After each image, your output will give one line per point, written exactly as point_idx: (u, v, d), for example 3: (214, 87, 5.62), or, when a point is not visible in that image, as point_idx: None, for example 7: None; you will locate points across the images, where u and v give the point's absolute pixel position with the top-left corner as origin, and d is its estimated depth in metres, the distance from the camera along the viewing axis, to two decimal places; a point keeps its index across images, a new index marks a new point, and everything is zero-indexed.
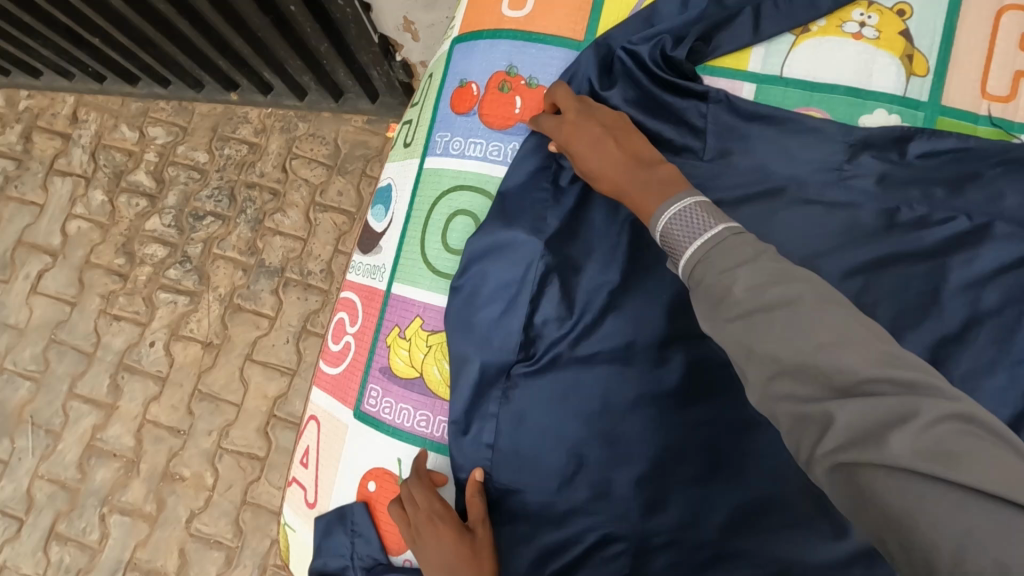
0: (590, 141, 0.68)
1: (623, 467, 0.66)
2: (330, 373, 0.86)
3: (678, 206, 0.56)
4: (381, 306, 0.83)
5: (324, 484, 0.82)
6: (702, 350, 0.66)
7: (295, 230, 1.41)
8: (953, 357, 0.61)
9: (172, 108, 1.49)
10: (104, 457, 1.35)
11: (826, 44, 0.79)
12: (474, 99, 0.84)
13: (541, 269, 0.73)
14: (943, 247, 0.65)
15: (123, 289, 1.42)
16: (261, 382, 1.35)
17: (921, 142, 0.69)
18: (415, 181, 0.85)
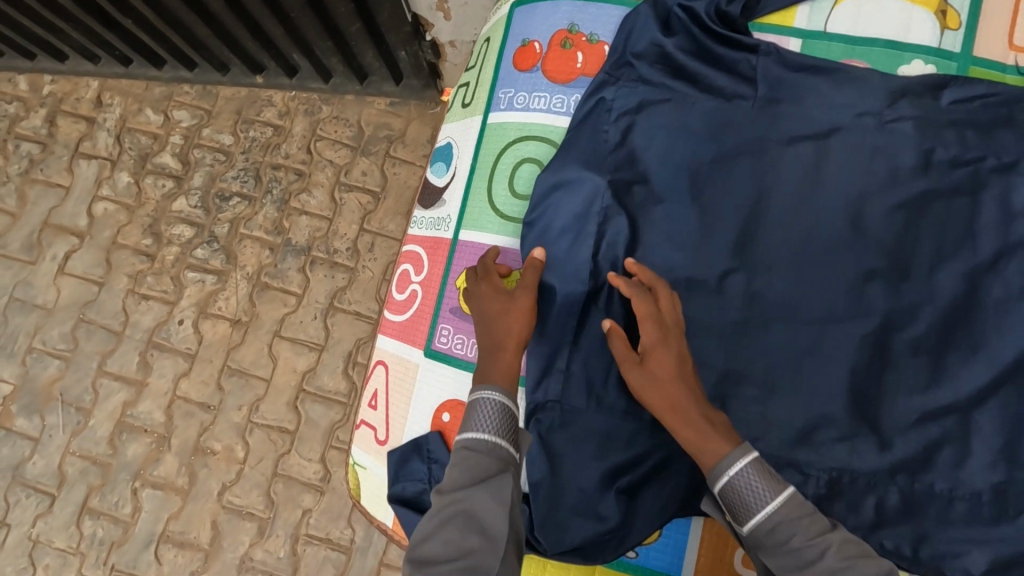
0: (672, 361, 0.69)
1: (694, 387, 0.75)
2: (396, 321, 0.91)
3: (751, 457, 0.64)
4: (448, 254, 0.88)
5: (396, 421, 0.86)
6: (760, 285, 0.75)
7: (320, 210, 1.44)
8: (987, 284, 0.72)
9: (196, 91, 1.52)
10: (135, 433, 1.38)
11: (869, 4, 0.84)
12: (536, 58, 0.87)
13: (607, 203, 0.78)
14: (975, 185, 0.73)
15: (151, 269, 1.45)
16: (290, 357, 1.38)
17: (955, 89, 0.76)
18: (479, 136, 0.89)
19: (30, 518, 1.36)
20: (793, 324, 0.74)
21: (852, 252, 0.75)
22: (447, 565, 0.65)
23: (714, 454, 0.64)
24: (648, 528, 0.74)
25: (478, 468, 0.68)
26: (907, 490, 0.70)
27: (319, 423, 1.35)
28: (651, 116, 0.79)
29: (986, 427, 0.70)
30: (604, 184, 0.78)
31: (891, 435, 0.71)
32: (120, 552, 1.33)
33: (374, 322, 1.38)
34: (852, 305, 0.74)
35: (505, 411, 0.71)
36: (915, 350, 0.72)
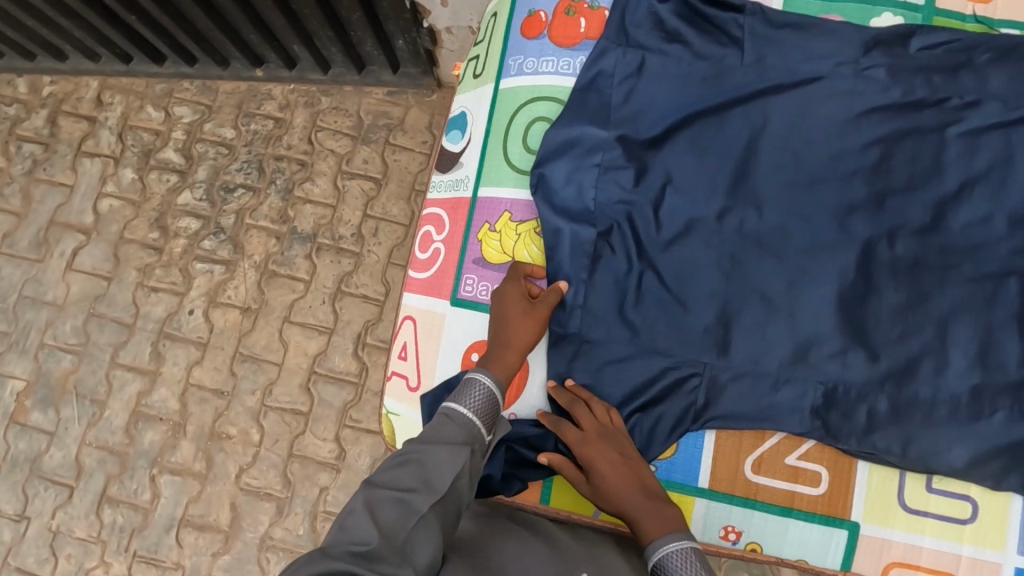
0: (607, 466, 0.75)
1: (698, 317, 0.80)
2: (419, 279, 0.92)
3: (677, 543, 0.68)
4: (469, 210, 0.91)
5: (427, 367, 0.87)
6: (754, 221, 0.81)
7: (324, 198, 1.48)
8: (953, 210, 0.79)
9: (196, 88, 1.55)
10: (151, 421, 1.41)
11: None
12: (543, 25, 0.92)
13: (611, 155, 0.83)
14: (943, 123, 0.80)
15: (159, 262, 1.48)
16: (301, 340, 1.42)
17: (921, 37, 0.82)
18: (493, 102, 0.93)
19: (49, 510, 1.39)
20: (785, 255, 0.80)
21: (835, 187, 0.81)
22: (382, 492, 0.65)
23: (651, 533, 0.70)
24: (664, 443, 0.79)
25: (442, 433, 0.70)
26: (896, 399, 0.76)
27: (333, 403, 1.39)
28: (650, 76, 0.85)
29: (961, 338, 0.77)
30: (607, 139, 0.84)
31: (879, 349, 0.78)
32: (141, 538, 1.36)
33: (382, 303, 1.42)
34: (838, 236, 0.80)
35: (488, 404, 0.73)
36: (895, 274, 0.79)
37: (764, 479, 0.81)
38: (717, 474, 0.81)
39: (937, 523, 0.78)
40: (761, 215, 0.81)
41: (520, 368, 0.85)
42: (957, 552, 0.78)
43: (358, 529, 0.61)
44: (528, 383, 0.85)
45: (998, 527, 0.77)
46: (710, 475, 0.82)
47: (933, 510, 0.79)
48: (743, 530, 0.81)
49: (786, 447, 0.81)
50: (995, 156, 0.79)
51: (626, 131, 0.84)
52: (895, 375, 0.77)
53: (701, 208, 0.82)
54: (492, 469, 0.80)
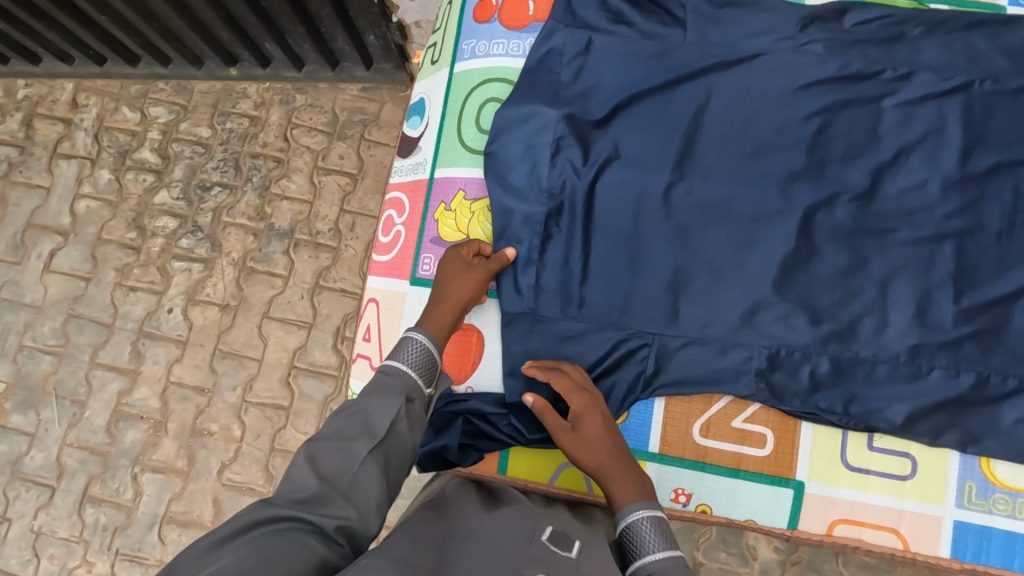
0: (597, 426, 0.76)
1: (648, 287, 0.82)
2: (381, 261, 0.94)
3: (649, 513, 0.68)
4: (427, 192, 0.92)
5: (389, 346, 0.88)
6: (701, 194, 0.83)
7: (301, 194, 1.49)
8: (891, 177, 0.81)
9: (172, 88, 1.56)
10: (132, 420, 1.41)
11: None
12: (495, 9, 0.94)
13: (559, 131, 0.85)
14: (879, 94, 0.83)
15: (137, 261, 1.48)
16: (281, 336, 1.43)
17: (857, 13, 0.85)
18: (448, 85, 0.94)
19: (32, 511, 1.39)
20: (731, 225, 0.82)
21: (777, 158, 0.83)
22: (323, 445, 0.66)
23: (636, 491, 0.72)
24: (617, 410, 0.82)
25: (380, 385, 0.72)
26: (838, 359, 0.79)
27: (313, 397, 1.40)
28: (598, 55, 0.87)
29: (900, 300, 0.79)
30: (555, 116, 0.85)
31: (823, 314, 0.80)
32: (124, 536, 1.36)
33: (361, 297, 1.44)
34: (780, 204, 0.82)
35: (425, 353, 0.75)
36: (837, 241, 0.81)
37: (712, 442, 0.83)
38: (668, 439, 0.83)
39: (880, 481, 0.81)
40: (707, 187, 0.83)
41: (477, 343, 0.87)
42: (900, 507, 0.80)
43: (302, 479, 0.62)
44: (485, 357, 0.87)
45: (937, 482, 0.80)
46: (661, 440, 0.83)
47: (876, 468, 0.81)
48: (694, 493, 0.83)
49: (733, 411, 0.83)
50: (931, 123, 0.81)
51: (575, 109, 0.86)
52: (837, 339, 0.79)
53: (649, 181, 0.84)
54: (448, 439, 0.83)
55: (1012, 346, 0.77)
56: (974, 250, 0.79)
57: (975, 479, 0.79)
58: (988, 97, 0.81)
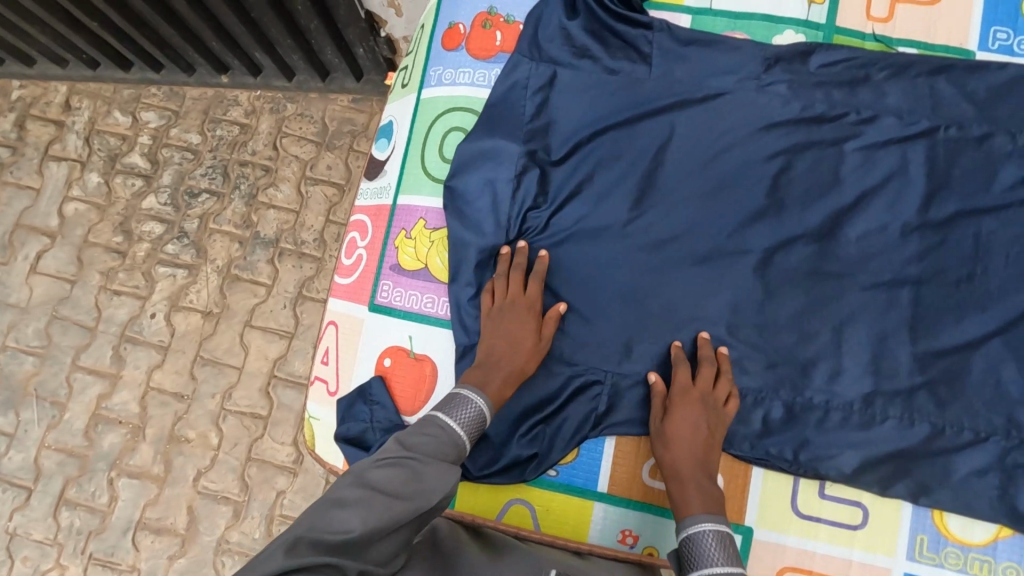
0: (687, 428, 0.76)
1: (603, 326, 0.82)
2: (344, 285, 0.94)
3: (719, 527, 0.69)
4: (389, 217, 0.92)
5: (345, 371, 0.88)
6: (661, 233, 0.83)
7: (288, 203, 1.49)
8: (849, 222, 0.81)
9: (163, 93, 1.56)
10: (110, 424, 1.42)
11: None
12: (468, 40, 0.93)
13: (520, 165, 0.84)
14: (842, 137, 0.82)
15: (123, 265, 1.49)
16: (262, 344, 1.43)
17: (821, 55, 0.83)
18: (415, 115, 0.94)
19: (8, 512, 1.39)
20: (688, 266, 0.82)
21: (737, 198, 0.82)
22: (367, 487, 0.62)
23: (693, 505, 0.72)
24: (564, 448, 0.81)
25: (432, 446, 0.69)
26: (791, 405, 0.79)
27: (291, 407, 1.40)
28: (563, 90, 0.87)
29: (854, 345, 0.79)
30: (516, 152, 0.85)
31: (776, 358, 0.80)
32: (98, 540, 1.36)
33: None
34: (735, 245, 0.82)
35: (477, 418, 0.74)
36: (793, 284, 0.81)
37: (661, 483, 0.82)
38: (616, 478, 0.83)
39: (829, 529, 0.80)
40: (666, 226, 0.83)
41: (427, 375, 0.85)
42: (848, 557, 0.79)
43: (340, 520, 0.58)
44: (434, 390, 0.84)
45: (887, 533, 0.78)
46: (609, 479, 0.83)
47: (827, 516, 0.80)
48: (641, 534, 0.82)
49: None
50: (891, 169, 0.81)
51: (536, 144, 0.85)
52: (788, 382, 0.80)
53: (609, 217, 0.84)
54: None
55: (964, 398, 0.77)
56: (931, 299, 0.79)
57: (927, 531, 0.78)
58: (952, 143, 0.81)
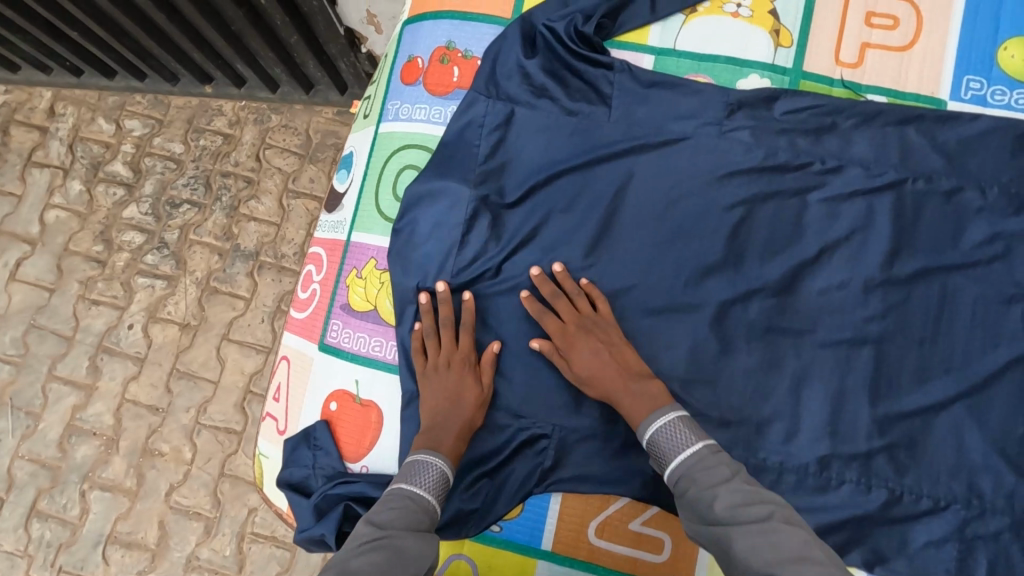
0: (585, 360, 0.76)
1: (553, 375, 0.80)
2: (298, 319, 0.91)
3: (666, 417, 0.71)
4: (343, 254, 0.89)
5: (292, 412, 0.86)
6: (616, 280, 0.81)
7: (269, 215, 1.47)
8: (810, 274, 0.80)
9: (148, 101, 1.54)
10: (84, 435, 1.41)
11: (709, 23, 0.88)
12: (420, 71, 0.91)
13: (470, 207, 0.82)
14: (804, 187, 0.81)
15: (102, 275, 1.47)
16: (238, 358, 1.42)
17: (785, 101, 0.82)
18: (370, 155, 0.92)
19: None
20: (643, 316, 0.80)
21: (696, 246, 0.80)
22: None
23: (638, 416, 0.72)
24: (509, 502, 0.79)
25: (409, 519, 0.68)
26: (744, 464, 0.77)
27: None
28: (520, 132, 0.84)
29: (812, 401, 0.77)
30: (466, 192, 0.82)
31: (731, 416, 0.77)
32: (68, 553, 1.35)
33: None
34: (690, 295, 0.80)
35: (440, 485, 0.72)
36: (750, 336, 0.79)
37: (605, 543, 0.80)
38: (561, 536, 0.81)
39: None
40: (623, 272, 0.81)
41: (372, 422, 0.82)
42: None
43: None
44: (379, 439, 0.81)
45: None
46: (554, 538, 0.81)
47: None
48: None
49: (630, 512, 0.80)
50: (855, 221, 0.80)
51: (489, 187, 0.83)
52: (745, 441, 0.77)
53: (564, 262, 0.81)
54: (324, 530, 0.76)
55: (921, 463, 0.76)
56: (892, 357, 0.78)
57: None
58: (918, 197, 0.80)
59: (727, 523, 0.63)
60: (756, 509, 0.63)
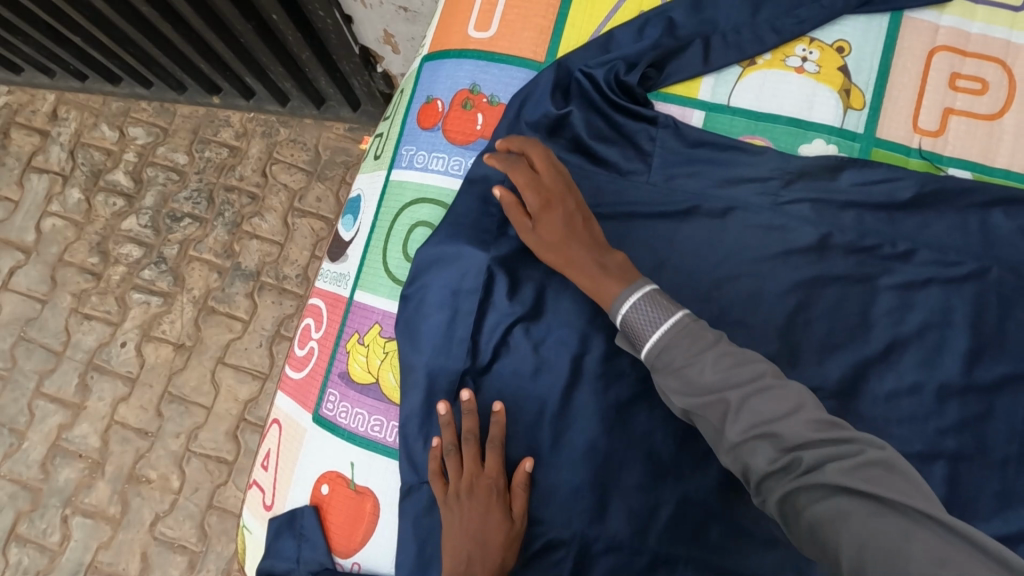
0: (554, 219, 0.51)
1: None
2: (293, 378, 0.66)
3: (638, 291, 0.47)
4: (343, 314, 0.63)
5: (280, 485, 0.61)
6: None
7: (272, 234, 1.35)
8: None
9: (154, 109, 1.43)
10: (69, 457, 1.29)
11: (778, 81, 0.58)
12: (437, 114, 0.63)
13: (492, 280, 0.56)
14: None
15: (96, 288, 1.36)
16: (233, 384, 1.30)
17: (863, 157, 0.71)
18: (370, 233, 0.63)
19: None
20: None
21: None
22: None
23: (604, 288, 0.48)
24: None
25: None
26: None
27: None
28: None
29: None
30: (488, 259, 0.56)
31: None
32: None
33: None
34: None
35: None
36: None
37: None
38: None
39: None
40: None
41: (370, 508, 0.57)
42: None
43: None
44: (379, 532, 0.57)
45: None
46: None
47: None
48: None
49: None
50: None
51: None
52: None
53: None
54: None
55: None
56: None
57: None
58: None
59: (720, 392, 0.42)
60: (741, 357, 0.43)
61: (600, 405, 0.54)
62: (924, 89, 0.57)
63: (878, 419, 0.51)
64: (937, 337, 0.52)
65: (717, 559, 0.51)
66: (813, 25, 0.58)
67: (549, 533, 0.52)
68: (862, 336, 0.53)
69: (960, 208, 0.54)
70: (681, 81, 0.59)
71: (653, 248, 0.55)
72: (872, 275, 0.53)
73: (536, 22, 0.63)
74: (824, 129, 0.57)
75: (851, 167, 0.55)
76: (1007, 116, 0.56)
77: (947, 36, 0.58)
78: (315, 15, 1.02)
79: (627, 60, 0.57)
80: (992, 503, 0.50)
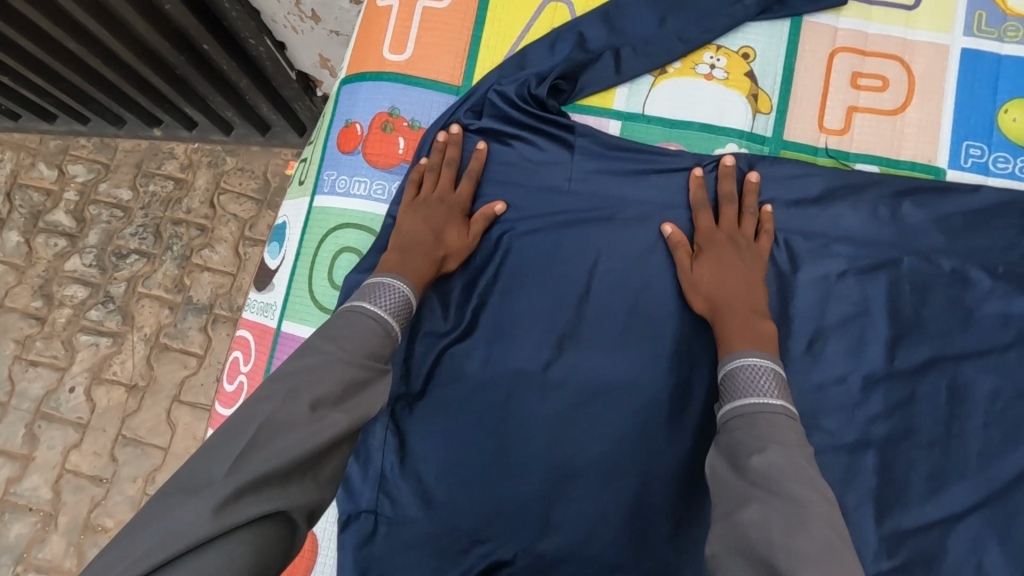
0: (723, 266, 0.52)
1: None
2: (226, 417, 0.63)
3: (759, 358, 0.47)
4: (273, 347, 0.61)
5: None
6: None
7: (223, 265, 1.31)
8: None
9: (93, 145, 1.39)
10: (19, 512, 1.22)
11: (689, 87, 0.60)
12: (357, 138, 0.62)
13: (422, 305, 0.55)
14: None
15: (41, 333, 1.31)
16: (190, 422, 1.25)
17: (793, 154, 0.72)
18: (295, 261, 0.62)
19: None
20: None
21: None
22: (273, 403, 0.41)
23: (731, 336, 0.49)
24: None
25: (358, 340, 0.46)
26: None
27: None
28: None
29: None
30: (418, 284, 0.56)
31: None
32: None
33: None
34: None
35: (406, 313, 0.50)
36: None
37: None
38: None
39: None
40: None
41: (308, 545, 0.56)
42: None
43: (200, 474, 0.39)
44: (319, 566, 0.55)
45: None
46: None
47: None
48: None
49: None
50: None
51: None
52: None
53: None
54: None
55: None
56: None
57: None
58: None
59: None
60: (805, 478, 0.41)
61: (539, 418, 0.53)
62: (829, 88, 0.59)
63: (808, 412, 0.52)
64: (859, 326, 0.54)
65: (663, 568, 0.50)
66: (719, 32, 0.60)
67: (493, 554, 0.51)
68: (788, 331, 0.54)
69: (872, 200, 0.56)
70: (596, 93, 0.60)
71: (580, 258, 0.56)
72: (794, 271, 0.55)
73: (453, 43, 0.63)
74: (736, 133, 0.59)
75: (766, 168, 0.56)
76: (908, 110, 0.59)
77: (847, 37, 0.60)
78: (248, 42, 1.01)
79: (538, 74, 0.58)
80: (923, 485, 0.51)
